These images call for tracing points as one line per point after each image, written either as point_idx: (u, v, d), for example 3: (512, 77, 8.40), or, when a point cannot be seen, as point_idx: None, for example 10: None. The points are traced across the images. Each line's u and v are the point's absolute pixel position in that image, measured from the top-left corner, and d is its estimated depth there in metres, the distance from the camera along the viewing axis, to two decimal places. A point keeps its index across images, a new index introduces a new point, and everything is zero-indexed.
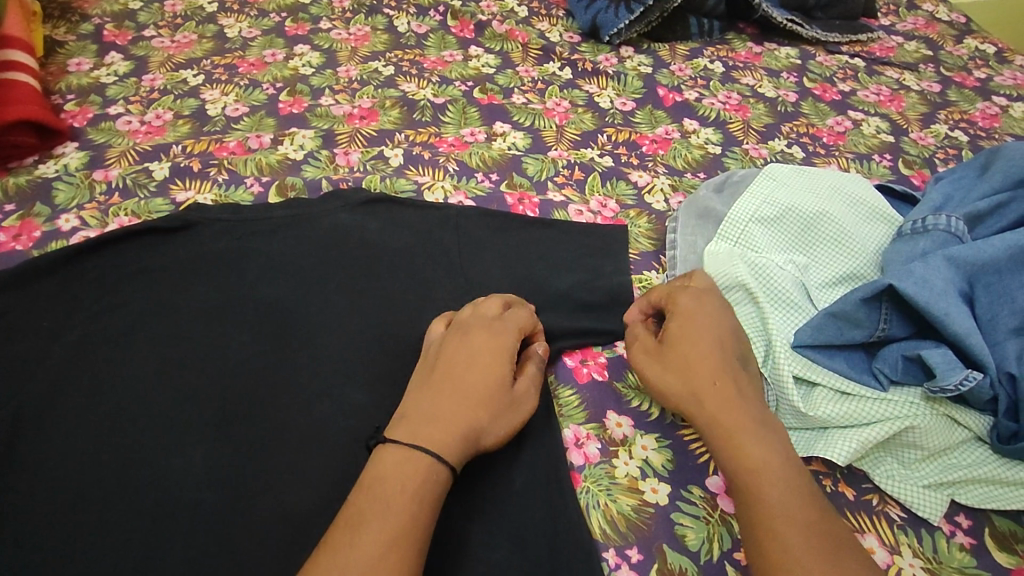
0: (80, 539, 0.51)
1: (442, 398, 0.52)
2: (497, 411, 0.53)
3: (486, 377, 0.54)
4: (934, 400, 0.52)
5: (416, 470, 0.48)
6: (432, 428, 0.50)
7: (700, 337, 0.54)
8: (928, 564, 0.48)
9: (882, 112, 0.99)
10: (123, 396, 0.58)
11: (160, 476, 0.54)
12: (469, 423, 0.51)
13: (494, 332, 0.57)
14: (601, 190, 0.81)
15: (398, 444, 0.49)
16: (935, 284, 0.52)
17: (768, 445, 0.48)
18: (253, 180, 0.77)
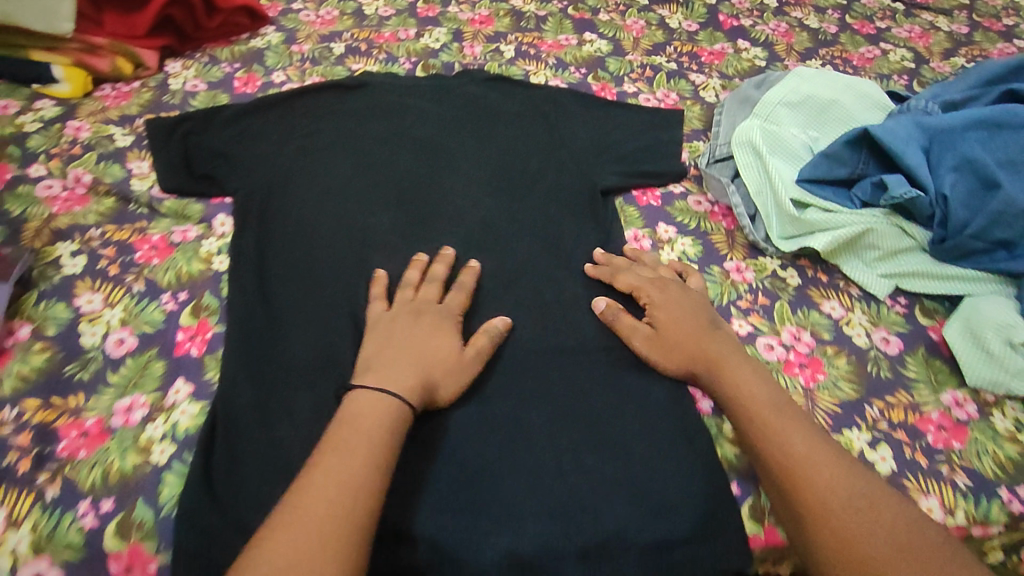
0: (314, 252, 0.75)
1: (401, 348, 0.62)
2: (449, 370, 0.63)
3: (442, 345, 0.64)
4: (889, 215, 0.76)
5: (387, 403, 0.56)
6: (400, 372, 0.59)
7: (678, 317, 0.69)
8: (872, 319, 0.74)
9: (910, 45, 1.17)
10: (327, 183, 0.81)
11: (361, 226, 0.78)
12: (426, 371, 0.61)
13: (437, 314, 0.67)
14: (666, 85, 1.04)
15: (370, 388, 0.57)
16: (901, 135, 0.75)
17: (752, 381, 0.63)
18: (404, 60, 1.03)
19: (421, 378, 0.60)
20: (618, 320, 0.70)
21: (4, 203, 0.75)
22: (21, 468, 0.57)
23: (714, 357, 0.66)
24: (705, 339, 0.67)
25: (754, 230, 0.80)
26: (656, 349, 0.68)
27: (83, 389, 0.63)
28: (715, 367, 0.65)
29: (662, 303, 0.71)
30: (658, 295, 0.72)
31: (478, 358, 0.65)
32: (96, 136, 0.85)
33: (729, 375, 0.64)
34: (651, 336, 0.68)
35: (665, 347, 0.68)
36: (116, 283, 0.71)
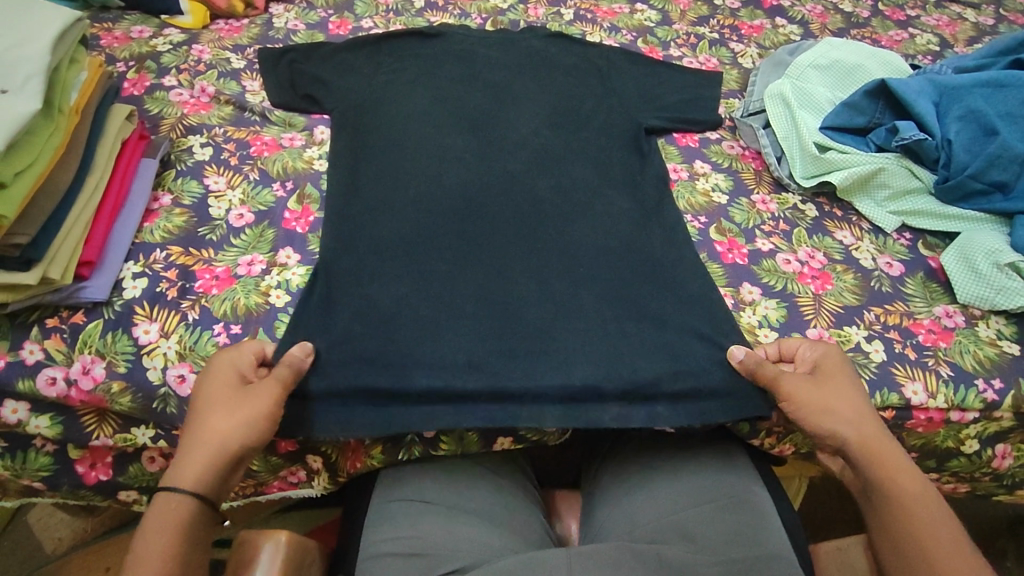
0: (401, 156, 0.86)
1: (191, 431, 0.61)
2: (235, 417, 0.61)
3: (223, 398, 0.62)
4: (901, 158, 0.86)
5: (178, 509, 0.58)
6: (186, 467, 0.59)
7: (850, 394, 0.66)
8: (879, 247, 0.84)
9: (937, 32, 1.26)
10: (410, 107, 0.93)
11: (438, 143, 0.89)
12: (212, 443, 0.60)
13: (216, 371, 0.64)
14: (708, 51, 1.15)
15: (163, 494, 0.59)
16: (914, 89, 0.86)
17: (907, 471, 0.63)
18: (476, 16, 1.16)
19: (209, 448, 0.60)
20: (778, 372, 0.67)
21: (146, 105, 0.91)
22: (170, 295, 0.70)
23: (874, 447, 0.64)
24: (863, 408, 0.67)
25: (780, 169, 0.91)
26: (821, 408, 0.65)
27: (213, 245, 0.76)
28: (876, 461, 0.64)
29: (822, 371, 0.69)
30: (819, 365, 0.69)
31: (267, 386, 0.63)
32: (216, 58, 0.99)
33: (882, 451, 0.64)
34: (814, 393, 0.66)
35: (828, 414, 0.65)
36: (236, 170, 0.84)
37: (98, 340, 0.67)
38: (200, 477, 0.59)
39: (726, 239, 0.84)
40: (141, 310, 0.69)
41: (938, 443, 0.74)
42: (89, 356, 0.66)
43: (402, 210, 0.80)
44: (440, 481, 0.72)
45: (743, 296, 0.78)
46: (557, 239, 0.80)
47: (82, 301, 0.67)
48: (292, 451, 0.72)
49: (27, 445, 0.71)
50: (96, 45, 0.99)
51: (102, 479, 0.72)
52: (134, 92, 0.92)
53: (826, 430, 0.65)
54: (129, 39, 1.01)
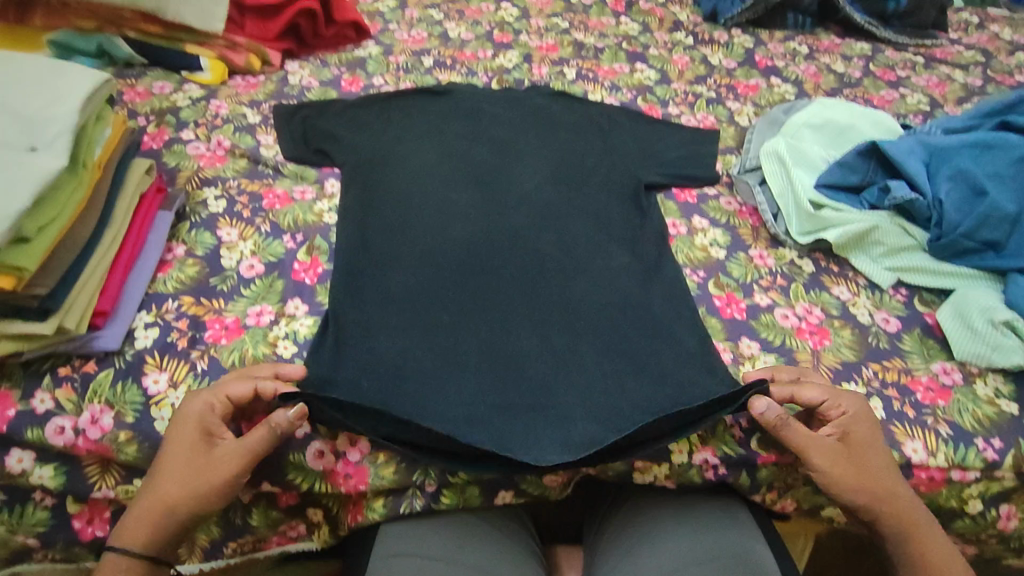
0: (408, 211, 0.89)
1: (153, 482, 0.64)
2: (193, 481, 0.63)
3: (185, 461, 0.63)
4: (893, 217, 0.89)
5: (124, 568, 0.63)
6: (140, 525, 0.63)
7: (885, 471, 0.67)
8: (875, 302, 0.86)
9: (927, 92, 1.31)
10: (417, 167, 0.97)
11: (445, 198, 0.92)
12: (166, 503, 0.63)
13: (185, 424, 0.64)
14: (705, 109, 1.19)
15: (115, 548, 0.63)
16: (904, 150, 0.89)
17: (928, 534, 0.68)
18: (482, 75, 1.21)
19: (158, 509, 0.63)
20: (807, 443, 0.67)
21: (163, 158, 0.94)
22: (180, 344, 0.71)
23: (901, 512, 0.67)
24: (880, 465, 0.68)
25: (777, 225, 0.94)
26: (849, 483, 0.67)
27: (224, 296, 0.78)
28: (913, 536, 0.67)
29: (848, 438, 0.69)
30: (846, 432, 0.69)
31: (231, 454, 0.64)
32: (233, 113, 1.04)
33: (912, 518, 0.67)
34: (845, 471, 0.67)
35: (857, 483, 0.67)
36: (248, 223, 0.87)
37: (108, 390, 0.68)
38: (147, 541, 0.63)
39: (724, 293, 0.86)
40: (151, 360, 0.70)
41: (941, 503, 0.73)
42: (99, 406, 0.67)
43: (411, 264, 0.82)
44: (439, 537, 0.72)
45: (742, 350, 0.79)
46: (560, 291, 0.82)
47: (94, 349, 0.68)
48: (292, 504, 0.73)
49: (26, 498, 0.71)
50: (119, 100, 1.03)
51: (98, 535, 0.72)
52: (153, 146, 0.96)
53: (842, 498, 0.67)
54: (150, 94, 1.06)
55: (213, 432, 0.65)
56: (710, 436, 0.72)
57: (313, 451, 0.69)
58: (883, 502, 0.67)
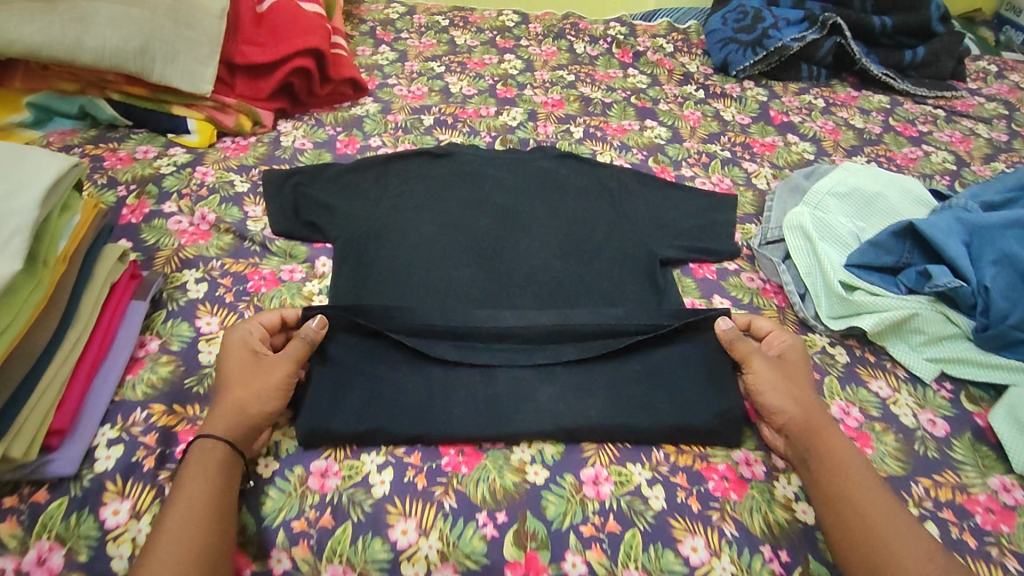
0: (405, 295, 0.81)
1: (220, 394, 0.66)
2: (257, 384, 0.66)
3: (239, 371, 0.68)
4: (934, 302, 0.82)
5: (216, 454, 0.62)
6: (216, 424, 0.64)
7: (810, 387, 0.72)
8: (918, 400, 0.78)
9: (951, 149, 1.25)
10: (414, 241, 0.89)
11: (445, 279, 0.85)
12: (236, 408, 0.65)
13: (236, 343, 0.70)
14: (720, 171, 1.13)
15: (200, 441, 0.63)
16: (943, 229, 0.82)
17: (849, 456, 0.66)
18: (485, 134, 1.15)
19: (231, 414, 0.64)
20: (749, 352, 0.73)
21: (141, 234, 0.88)
22: (147, 464, 0.64)
23: (820, 431, 0.68)
24: (806, 382, 0.73)
25: (804, 308, 0.87)
26: (780, 390, 0.71)
27: (200, 399, 0.70)
28: (822, 443, 0.67)
29: (789, 359, 0.75)
30: (788, 354, 0.76)
31: (284, 356, 0.69)
32: (219, 181, 0.97)
33: (831, 442, 0.67)
34: (774, 378, 0.72)
35: (784, 392, 0.71)
36: (231, 309, 0.80)
37: (60, 523, 0.60)
38: (231, 431, 0.63)
39: None
40: (112, 487, 0.62)
41: None
42: (47, 542, 0.59)
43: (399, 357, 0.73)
44: None
45: (775, 460, 0.71)
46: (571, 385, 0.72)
47: (46, 476, 0.61)
48: None
49: None
50: (99, 167, 0.97)
51: None
52: (132, 220, 0.89)
53: (771, 404, 0.71)
54: (132, 160, 0.99)
55: (259, 351, 0.70)
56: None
57: None
58: (799, 414, 0.69)
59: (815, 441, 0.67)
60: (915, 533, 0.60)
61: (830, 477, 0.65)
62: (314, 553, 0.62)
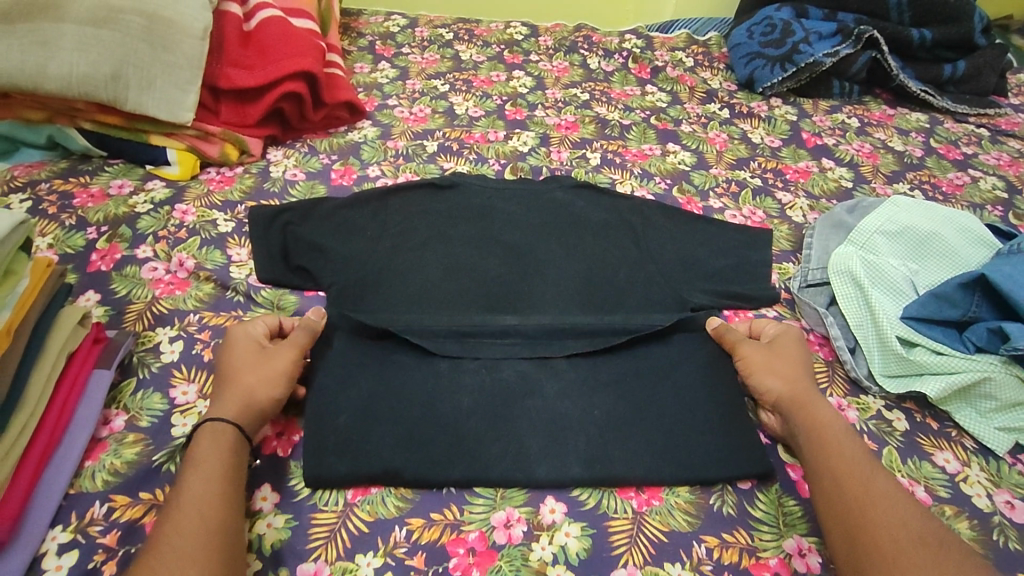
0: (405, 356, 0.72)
1: (227, 383, 0.64)
2: (263, 370, 0.65)
3: (245, 359, 0.66)
4: (1009, 365, 0.72)
5: (226, 434, 0.60)
6: (226, 405, 0.62)
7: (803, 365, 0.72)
8: (992, 477, 0.68)
9: (1000, 174, 1.15)
10: (417, 289, 0.79)
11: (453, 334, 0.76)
12: (246, 391, 0.63)
13: (238, 335, 0.69)
14: (752, 202, 1.03)
15: (213, 422, 0.61)
16: (1019, 281, 0.72)
17: (831, 420, 0.65)
18: (494, 161, 1.06)
19: (241, 397, 0.63)
20: (737, 339, 0.74)
21: (111, 284, 0.78)
22: (105, 571, 0.54)
23: (809, 405, 0.67)
24: (803, 362, 0.72)
25: (856, 365, 0.77)
26: (773, 368, 0.71)
27: (171, 484, 0.61)
28: (802, 407, 0.67)
29: (784, 343, 0.75)
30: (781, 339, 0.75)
31: (289, 345, 0.68)
32: (201, 220, 0.88)
33: (811, 406, 0.67)
34: (766, 358, 0.72)
35: (778, 371, 0.71)
36: (210, 371, 0.70)
37: None
38: (243, 413, 0.62)
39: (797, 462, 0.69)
40: None
41: None
42: None
43: (399, 441, 0.64)
44: None
45: None
46: (597, 472, 0.64)
47: None
48: None
49: None
50: (68, 205, 0.88)
51: None
52: (101, 267, 0.80)
53: (763, 385, 0.70)
54: (106, 196, 0.90)
55: (263, 341, 0.69)
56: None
57: None
58: (786, 388, 0.69)
59: (796, 406, 0.67)
60: (892, 490, 0.58)
61: (812, 436, 0.64)
62: None
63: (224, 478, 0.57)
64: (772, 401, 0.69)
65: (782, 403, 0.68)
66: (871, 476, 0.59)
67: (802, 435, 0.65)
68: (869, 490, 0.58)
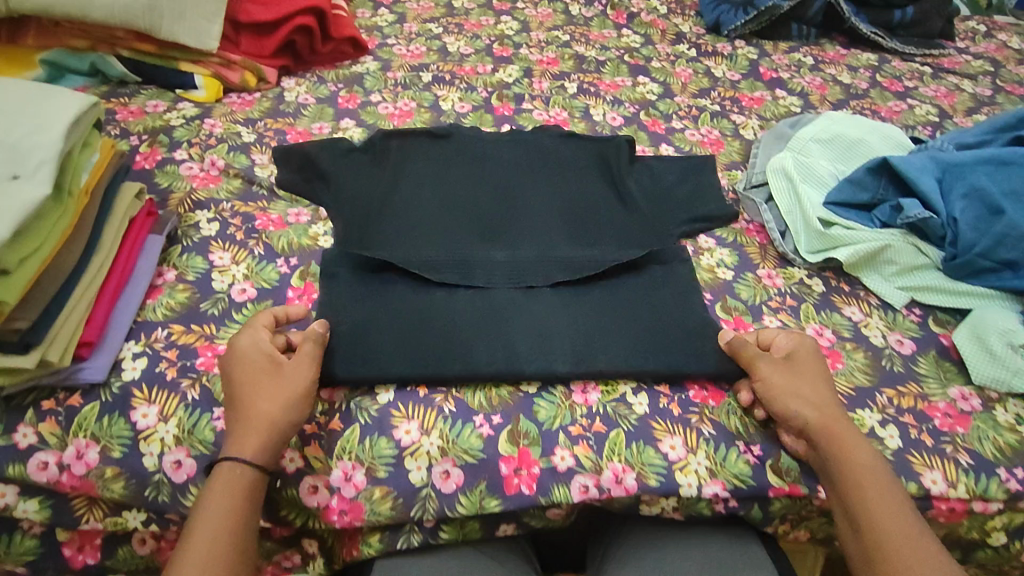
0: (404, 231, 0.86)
1: (244, 411, 0.64)
2: (281, 400, 0.65)
3: (260, 383, 0.66)
4: (906, 235, 0.87)
5: (241, 473, 0.61)
6: (243, 439, 0.62)
7: (822, 387, 0.70)
8: (888, 323, 0.83)
9: (935, 103, 1.28)
10: (415, 220, 0.84)
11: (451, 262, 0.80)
12: (265, 421, 0.63)
13: (245, 358, 0.67)
14: (709, 123, 1.16)
15: (228, 460, 0.61)
16: (916, 166, 0.87)
17: (869, 460, 0.64)
18: (482, 90, 1.19)
19: (261, 430, 0.63)
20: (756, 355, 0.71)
21: (155, 179, 0.92)
22: (169, 374, 0.69)
23: (842, 438, 0.65)
24: (823, 387, 0.70)
25: (784, 244, 0.91)
26: (790, 392, 0.69)
27: (215, 320, 0.75)
28: (839, 442, 0.65)
29: (797, 359, 0.72)
30: (795, 352, 0.73)
31: (304, 365, 0.67)
32: (227, 132, 1.02)
33: (849, 443, 0.65)
34: (786, 381, 0.69)
35: (794, 396, 0.68)
36: (241, 246, 0.84)
37: (93, 424, 0.66)
38: (260, 451, 0.62)
39: (732, 317, 0.81)
40: (139, 393, 0.68)
41: (963, 533, 0.72)
42: (84, 440, 0.66)
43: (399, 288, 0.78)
44: (440, 565, 0.70)
45: None
46: (582, 367, 0.72)
47: (79, 382, 0.67)
48: (286, 535, 0.71)
49: (14, 528, 0.70)
50: (112, 119, 1.02)
51: (89, 563, 0.71)
52: (145, 166, 0.94)
53: (786, 413, 0.68)
54: (144, 112, 1.04)
55: (273, 360, 0.68)
56: (720, 469, 0.69)
57: (305, 491, 0.67)
58: (816, 416, 0.67)
59: (831, 437, 0.66)
60: (932, 547, 0.59)
61: (846, 474, 0.64)
62: (325, 452, 0.68)
63: (240, 518, 0.59)
64: (799, 428, 0.67)
65: (812, 434, 0.66)
66: (907, 525, 0.60)
67: (835, 474, 0.64)
68: (907, 547, 0.59)
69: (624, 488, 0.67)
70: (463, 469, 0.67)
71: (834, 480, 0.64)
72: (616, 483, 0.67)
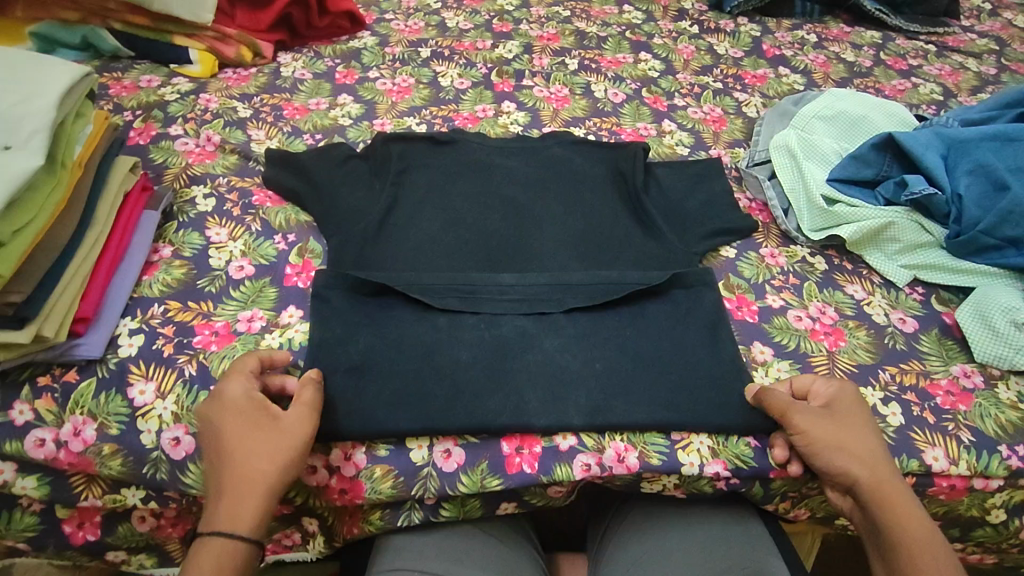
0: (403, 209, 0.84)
1: (236, 472, 0.59)
2: (277, 458, 0.60)
3: (251, 438, 0.60)
4: (910, 212, 0.86)
5: (234, 548, 0.56)
6: (234, 508, 0.58)
7: (868, 435, 0.65)
8: (891, 302, 0.83)
9: (939, 81, 1.27)
10: (416, 235, 0.80)
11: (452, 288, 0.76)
12: (258, 485, 0.58)
13: (233, 409, 0.61)
14: (712, 101, 1.15)
15: (218, 532, 0.57)
16: (921, 141, 0.87)
17: (918, 521, 0.61)
18: (481, 66, 1.17)
19: (254, 495, 0.58)
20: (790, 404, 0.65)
21: (151, 154, 0.91)
22: (166, 351, 0.69)
23: (890, 497, 0.62)
24: (869, 436, 0.65)
25: (787, 221, 0.90)
26: (835, 441, 0.64)
27: (212, 298, 0.75)
28: (886, 501, 0.62)
29: (836, 405, 0.67)
30: (832, 396, 0.68)
31: (301, 416, 0.62)
32: (223, 107, 1.00)
33: (897, 502, 0.62)
34: (832, 429, 0.65)
35: (839, 447, 0.64)
36: (238, 222, 0.83)
37: (91, 401, 0.65)
38: (255, 521, 0.58)
39: (735, 295, 0.81)
40: (136, 369, 0.67)
41: (962, 511, 0.71)
42: (81, 417, 0.65)
43: (397, 265, 0.77)
44: (442, 543, 0.70)
45: (755, 355, 0.75)
46: (597, 409, 0.68)
47: (75, 358, 0.66)
48: (286, 512, 0.69)
49: (14, 504, 0.69)
50: (105, 94, 1.00)
51: (89, 540, 0.70)
52: (140, 141, 0.93)
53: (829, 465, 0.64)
54: (137, 87, 1.02)
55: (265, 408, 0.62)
56: (722, 448, 0.69)
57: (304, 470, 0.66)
58: (862, 470, 0.63)
59: (879, 495, 0.62)
60: None
61: (893, 535, 0.61)
62: None
63: None
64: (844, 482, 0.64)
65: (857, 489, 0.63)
66: None
67: (883, 535, 0.61)
68: None
69: (626, 466, 0.67)
70: (465, 448, 0.67)
71: (882, 540, 0.62)
72: (618, 462, 0.67)
